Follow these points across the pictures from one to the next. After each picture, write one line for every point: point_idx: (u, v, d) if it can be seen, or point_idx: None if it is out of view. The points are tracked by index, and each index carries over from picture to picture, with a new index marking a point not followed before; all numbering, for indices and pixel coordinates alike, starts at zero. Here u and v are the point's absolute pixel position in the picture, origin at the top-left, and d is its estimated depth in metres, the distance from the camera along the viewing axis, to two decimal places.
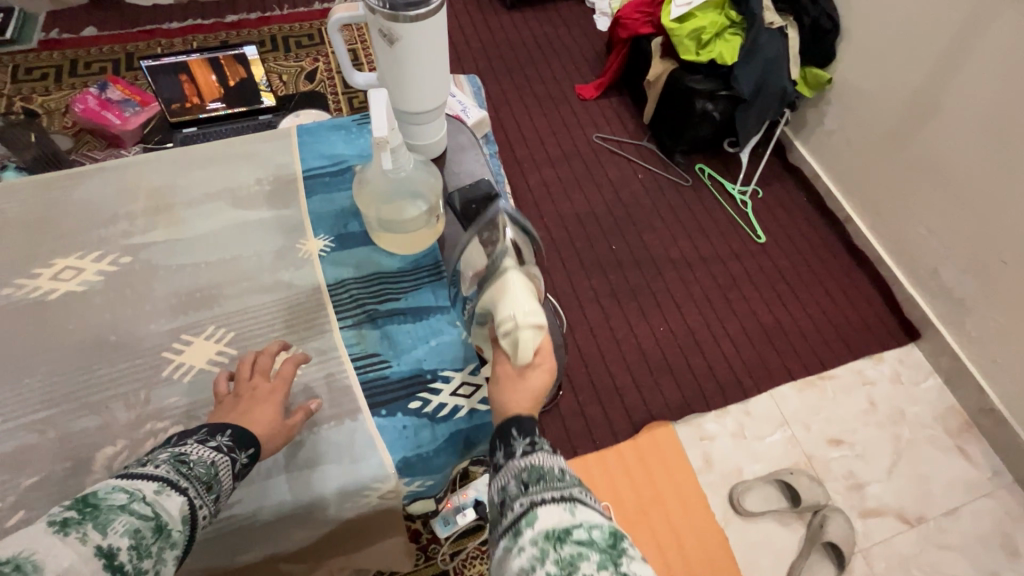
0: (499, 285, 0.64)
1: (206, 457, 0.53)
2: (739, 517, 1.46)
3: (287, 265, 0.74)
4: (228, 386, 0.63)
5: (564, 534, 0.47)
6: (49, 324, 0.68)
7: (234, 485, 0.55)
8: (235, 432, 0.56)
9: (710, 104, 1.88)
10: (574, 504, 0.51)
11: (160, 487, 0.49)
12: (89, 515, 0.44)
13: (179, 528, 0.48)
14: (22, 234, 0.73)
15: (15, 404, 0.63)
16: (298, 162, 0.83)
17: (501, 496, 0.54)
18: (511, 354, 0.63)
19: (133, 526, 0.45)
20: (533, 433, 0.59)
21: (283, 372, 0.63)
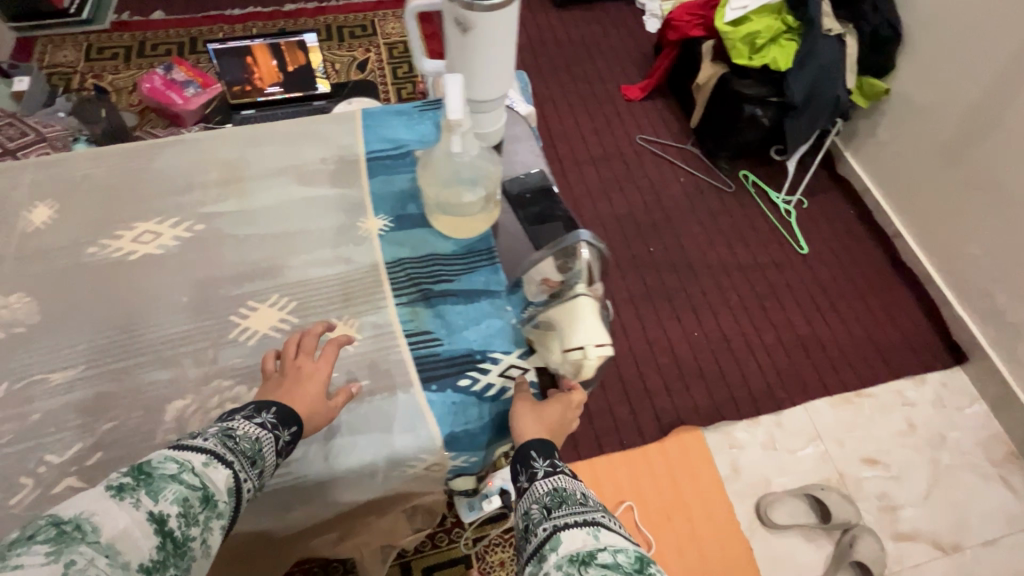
0: (571, 310, 0.65)
1: (251, 434, 0.54)
2: (766, 529, 1.44)
3: (348, 242, 0.77)
4: (274, 364, 0.65)
5: (589, 557, 0.46)
6: (128, 282, 0.72)
7: (275, 462, 0.56)
8: (278, 411, 0.58)
9: (759, 110, 1.85)
10: (599, 528, 0.50)
11: (209, 460, 0.49)
12: (142, 482, 0.45)
13: (225, 500, 0.49)
14: (106, 196, 0.78)
15: (93, 355, 0.67)
16: (361, 143, 0.86)
17: (525, 521, 0.55)
18: (574, 373, 0.66)
19: (182, 494, 0.45)
20: (555, 460, 0.62)
21: (329, 350, 0.65)
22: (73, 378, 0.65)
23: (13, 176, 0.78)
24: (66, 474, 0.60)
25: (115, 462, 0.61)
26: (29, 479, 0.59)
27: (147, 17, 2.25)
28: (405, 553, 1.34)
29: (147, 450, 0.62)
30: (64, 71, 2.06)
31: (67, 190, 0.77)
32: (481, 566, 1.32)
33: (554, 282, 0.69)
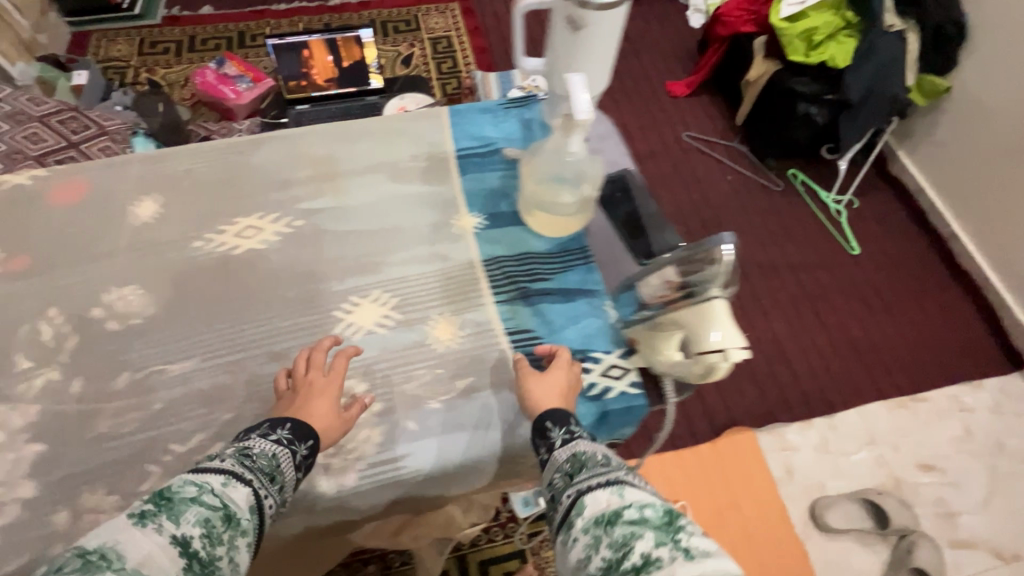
0: (705, 314, 0.62)
1: (268, 450, 0.54)
2: (821, 533, 1.43)
3: (444, 239, 0.78)
4: (286, 382, 0.64)
5: (614, 517, 0.48)
6: (234, 276, 0.74)
7: (296, 476, 0.56)
8: (293, 426, 0.57)
9: (813, 108, 1.82)
10: (622, 486, 0.51)
11: (227, 480, 0.50)
12: (163, 507, 0.45)
13: (248, 517, 0.49)
14: (208, 191, 0.80)
15: (205, 348, 0.68)
16: (449, 141, 0.86)
17: (549, 491, 0.56)
18: (700, 373, 0.64)
19: (203, 516, 0.46)
20: (570, 423, 0.60)
21: (340, 360, 0.64)
22: (188, 370, 0.67)
23: (117, 171, 0.80)
24: (189, 464, 0.62)
25: None
26: (156, 467, 0.61)
27: (196, 12, 2.28)
28: (461, 546, 1.36)
29: None
30: (118, 65, 2.10)
31: (170, 185, 0.79)
32: (537, 562, 1.34)
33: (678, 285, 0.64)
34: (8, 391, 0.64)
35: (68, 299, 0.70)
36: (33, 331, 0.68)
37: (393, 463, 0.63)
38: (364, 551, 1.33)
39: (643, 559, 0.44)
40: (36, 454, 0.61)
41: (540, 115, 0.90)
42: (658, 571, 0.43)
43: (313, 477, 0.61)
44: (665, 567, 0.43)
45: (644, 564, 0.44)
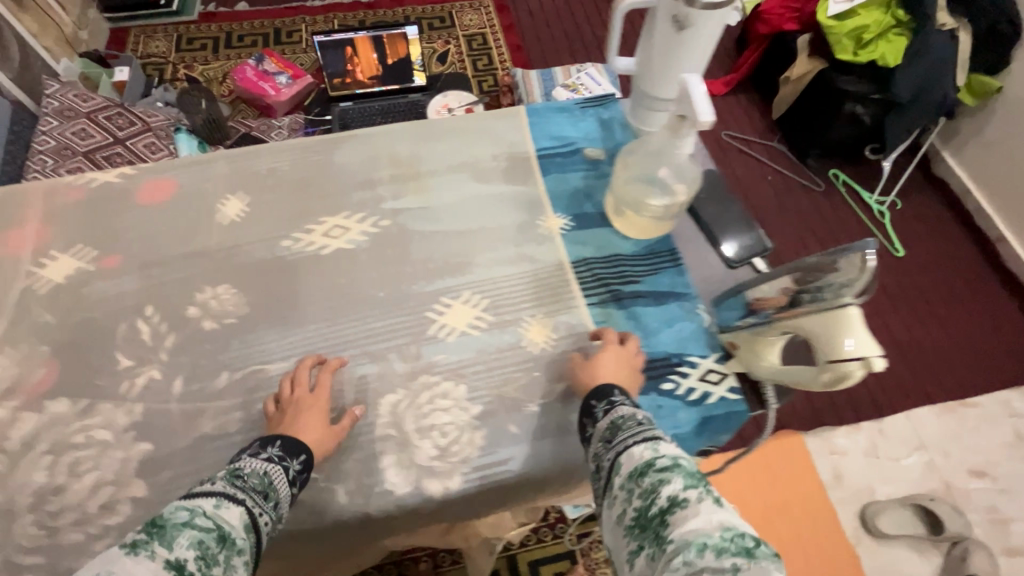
0: (831, 320, 0.53)
1: (258, 468, 0.54)
2: (872, 538, 1.41)
3: (531, 240, 0.77)
4: (275, 407, 0.62)
5: (645, 468, 0.51)
6: (325, 276, 0.73)
7: (290, 491, 0.55)
8: (284, 443, 0.57)
9: (860, 107, 1.80)
10: (656, 441, 0.53)
11: (219, 501, 0.48)
12: (156, 534, 0.43)
13: (244, 536, 0.47)
14: (292, 190, 0.79)
15: (299, 349, 0.68)
16: (530, 141, 0.86)
17: (594, 460, 0.57)
18: (825, 385, 0.55)
19: (197, 538, 0.44)
20: (610, 395, 0.60)
21: (326, 373, 0.64)
22: (286, 371, 0.67)
23: (205, 169, 0.80)
24: None
25: (340, 453, 0.62)
26: None
27: (232, 9, 2.28)
28: (511, 545, 1.36)
29: (367, 443, 0.63)
30: (157, 62, 2.10)
31: (256, 184, 0.79)
32: (586, 563, 1.33)
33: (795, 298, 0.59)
34: (111, 391, 0.64)
35: (164, 299, 0.70)
36: (132, 330, 0.68)
37: (496, 466, 0.63)
38: (414, 549, 1.33)
39: (669, 501, 0.47)
40: (142, 454, 0.61)
41: (619, 114, 0.88)
42: (685, 510, 0.46)
43: (419, 478, 0.62)
44: (692, 506, 0.46)
45: (671, 505, 0.47)
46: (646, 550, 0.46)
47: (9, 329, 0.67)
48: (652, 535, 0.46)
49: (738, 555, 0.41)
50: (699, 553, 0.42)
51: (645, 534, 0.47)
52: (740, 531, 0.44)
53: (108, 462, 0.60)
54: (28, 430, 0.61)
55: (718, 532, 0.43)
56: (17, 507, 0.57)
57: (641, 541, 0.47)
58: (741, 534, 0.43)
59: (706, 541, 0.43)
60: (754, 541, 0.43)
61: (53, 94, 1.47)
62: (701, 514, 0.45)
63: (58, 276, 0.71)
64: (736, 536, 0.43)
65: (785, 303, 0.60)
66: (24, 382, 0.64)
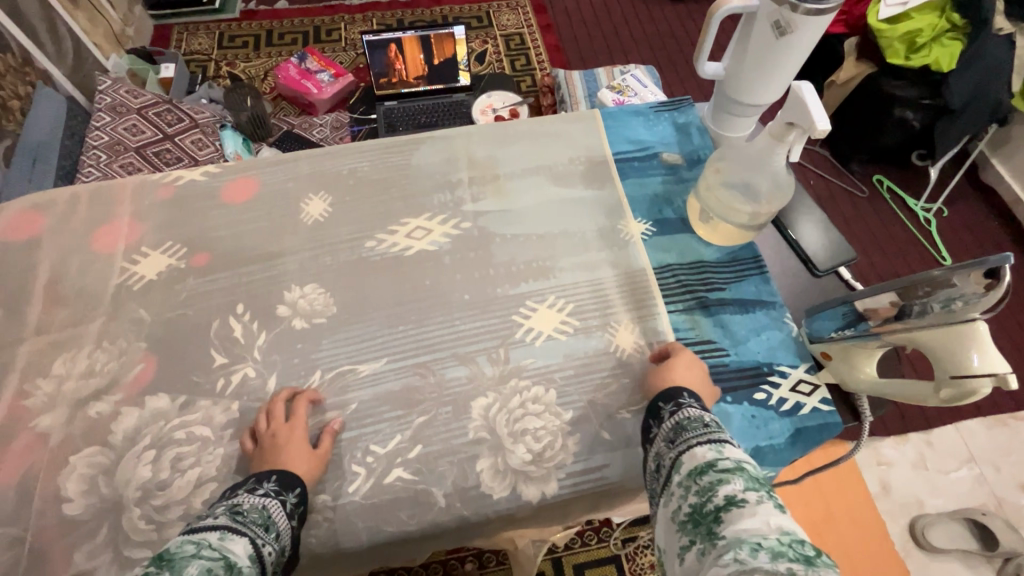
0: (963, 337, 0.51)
1: (257, 503, 0.51)
2: (922, 551, 1.39)
3: (612, 245, 0.76)
4: (252, 443, 0.61)
5: (706, 467, 0.49)
6: (409, 277, 0.73)
7: (288, 525, 0.53)
8: (279, 477, 0.55)
9: (910, 112, 1.77)
10: (721, 443, 0.52)
11: (223, 533, 0.46)
12: (166, 566, 0.41)
13: (250, 566, 0.45)
14: (375, 191, 0.80)
15: (387, 350, 0.68)
16: (607, 144, 0.85)
17: (655, 461, 0.56)
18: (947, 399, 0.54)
19: (206, 567, 0.42)
20: (679, 397, 0.60)
21: (298, 412, 0.62)
22: (379, 371, 0.67)
23: (287, 169, 0.81)
24: (389, 466, 0.62)
25: (436, 456, 0.62)
26: (360, 468, 0.61)
27: (272, 7, 2.30)
28: (555, 548, 1.36)
29: (461, 445, 0.63)
30: (199, 58, 2.12)
31: (337, 184, 0.80)
32: (631, 568, 1.33)
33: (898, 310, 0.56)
34: (208, 388, 0.65)
35: (254, 298, 0.71)
36: (225, 327, 0.68)
37: (590, 472, 0.63)
38: (459, 549, 1.33)
39: (726, 499, 0.45)
40: (241, 451, 0.61)
41: (695, 119, 0.87)
42: (741, 509, 0.44)
43: (516, 482, 0.62)
44: (749, 507, 0.44)
45: (727, 504, 0.45)
46: (697, 545, 0.44)
47: (106, 324, 0.68)
48: (704, 530, 0.44)
49: (795, 561, 0.38)
50: (752, 553, 0.39)
51: (696, 529, 0.45)
52: (801, 539, 0.41)
53: (208, 459, 0.61)
54: (130, 426, 0.62)
55: (775, 535, 0.41)
56: (124, 501, 0.58)
57: (693, 537, 0.45)
58: (802, 542, 0.40)
59: (759, 542, 0.40)
60: (817, 553, 0.40)
61: (105, 90, 1.45)
62: (758, 515, 0.43)
63: (150, 272, 0.72)
64: (794, 542, 0.40)
65: (891, 315, 0.57)
66: (123, 378, 0.65)
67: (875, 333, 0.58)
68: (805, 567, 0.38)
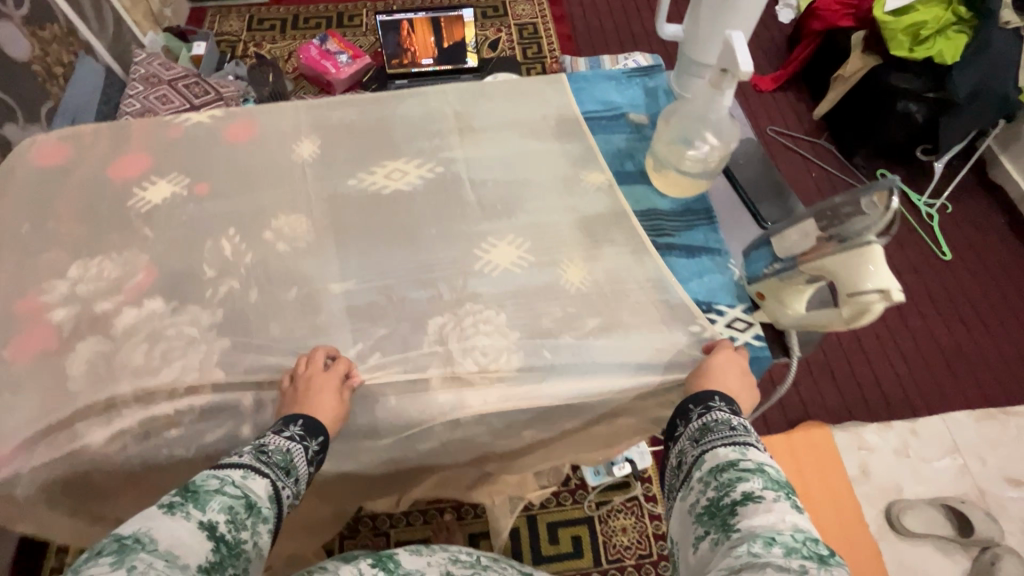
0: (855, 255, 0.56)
1: (282, 446, 0.59)
2: (896, 535, 1.40)
3: (575, 193, 0.82)
4: (289, 382, 0.67)
5: (728, 465, 0.56)
6: (386, 212, 0.81)
7: (308, 470, 0.60)
8: (306, 423, 0.62)
9: (913, 106, 1.76)
10: (745, 447, 0.58)
11: (246, 472, 0.53)
12: (190, 498, 0.48)
13: (267, 504, 0.53)
14: (361, 136, 0.88)
15: (357, 273, 0.76)
16: (575, 104, 0.91)
17: (678, 457, 0.62)
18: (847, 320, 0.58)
19: (226, 504, 0.49)
20: (709, 400, 0.64)
21: (336, 368, 0.67)
22: (350, 289, 0.74)
23: (281, 116, 0.89)
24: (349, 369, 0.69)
25: (390, 363, 0.69)
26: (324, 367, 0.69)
27: None
28: (531, 506, 1.41)
29: (416, 355, 0.70)
30: (230, 39, 2.26)
31: (327, 130, 0.88)
32: (603, 530, 1.38)
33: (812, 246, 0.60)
34: (199, 295, 0.73)
35: (245, 223, 0.79)
36: (217, 247, 0.77)
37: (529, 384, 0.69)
38: (439, 501, 1.41)
39: (744, 496, 0.52)
40: (222, 348, 0.70)
41: (664, 83, 0.92)
42: (759, 506, 0.51)
43: (461, 390, 0.68)
44: (766, 504, 0.51)
45: (745, 499, 0.52)
46: (712, 535, 0.52)
47: (116, 239, 0.77)
48: (720, 522, 0.52)
49: (808, 557, 0.46)
50: (766, 547, 0.47)
51: (712, 521, 0.52)
52: (813, 537, 0.48)
53: (194, 352, 0.69)
54: (129, 322, 0.71)
55: (790, 532, 0.48)
56: (118, 383, 0.67)
57: (708, 527, 0.53)
58: (815, 541, 0.48)
59: (774, 536, 0.48)
60: (827, 551, 0.47)
61: (139, 62, 1.58)
62: (775, 512, 0.50)
63: (156, 198, 0.81)
64: (809, 540, 0.47)
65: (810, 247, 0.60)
66: (126, 283, 0.74)
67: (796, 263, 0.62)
68: (817, 563, 0.45)
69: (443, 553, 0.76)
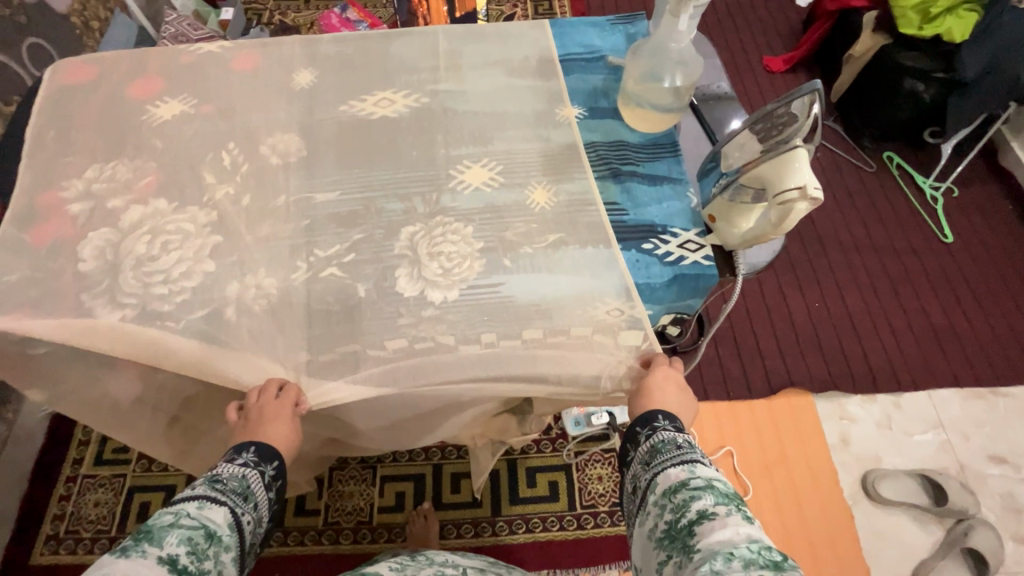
0: (786, 161, 0.66)
1: (238, 472, 0.63)
2: (869, 501, 1.42)
3: (548, 125, 0.88)
4: (239, 414, 0.70)
5: (680, 487, 0.60)
6: (372, 135, 0.87)
7: (265, 494, 0.65)
8: (258, 449, 0.66)
9: (921, 85, 1.75)
10: (693, 464, 0.62)
11: (201, 503, 0.57)
12: (144, 538, 0.51)
13: (227, 532, 0.57)
14: (356, 69, 0.95)
15: (340, 186, 0.82)
16: (556, 48, 0.96)
17: (634, 482, 0.66)
18: (778, 224, 0.68)
19: (185, 537, 0.53)
20: (654, 420, 0.67)
21: (288, 395, 0.69)
22: (334, 199, 0.81)
23: (282, 49, 0.96)
24: (327, 267, 0.76)
25: (364, 262, 0.76)
26: (304, 264, 0.76)
27: None
28: (513, 451, 1.47)
29: (387, 257, 0.76)
30: (256, 7, 2.36)
31: (324, 63, 0.95)
32: (580, 477, 1.44)
33: (753, 157, 0.70)
34: (198, 197, 0.81)
35: (243, 138, 0.87)
36: (217, 158, 0.85)
37: (489, 288, 0.74)
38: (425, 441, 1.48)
39: (699, 515, 0.56)
40: (215, 243, 0.77)
41: (643, 30, 0.98)
42: (714, 522, 0.55)
43: (424, 287, 0.75)
44: (720, 519, 0.55)
45: (700, 518, 0.56)
46: (674, 559, 0.55)
47: (127, 148, 0.86)
48: (680, 544, 0.56)
49: (764, 567, 0.50)
50: (727, 563, 0.50)
51: (674, 545, 0.56)
52: (767, 545, 0.52)
53: (189, 245, 0.77)
54: (135, 216, 0.79)
55: (745, 543, 0.52)
56: (121, 267, 0.75)
57: (670, 551, 0.56)
58: (769, 549, 0.52)
59: (732, 551, 0.51)
60: (781, 556, 0.51)
61: (169, 21, 1.62)
62: (729, 526, 0.54)
63: (166, 115, 0.89)
64: (764, 550, 0.51)
65: (751, 159, 0.70)
66: (135, 184, 0.82)
67: (740, 172, 0.70)
68: (773, 572, 0.49)
69: (430, 568, 0.86)
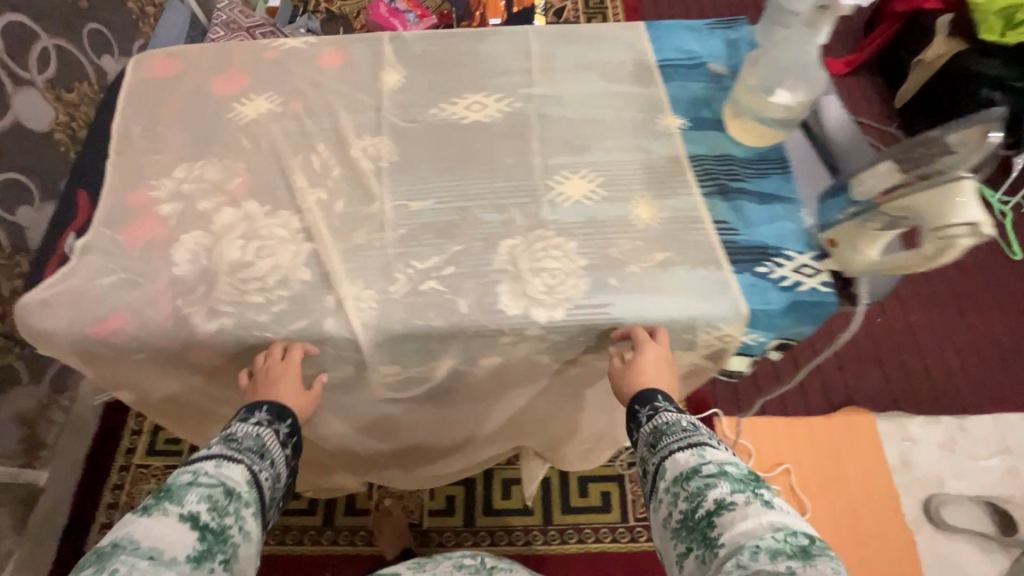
0: (946, 193, 0.61)
1: (250, 432, 0.65)
2: (932, 526, 1.38)
3: (649, 135, 0.84)
4: (249, 379, 0.73)
5: (691, 474, 0.58)
6: (464, 139, 0.84)
7: (282, 451, 0.67)
8: (270, 408, 0.68)
9: (998, 94, 1.67)
10: (702, 448, 0.61)
11: (218, 462, 0.59)
12: (164, 496, 0.53)
13: (246, 488, 0.59)
14: (444, 69, 0.91)
15: (432, 193, 0.79)
16: (654, 52, 0.92)
17: (643, 465, 0.65)
18: (930, 257, 0.65)
19: (204, 494, 0.54)
20: (654, 401, 0.68)
21: (291, 356, 0.70)
22: (427, 206, 0.78)
23: (367, 47, 0.93)
24: (426, 280, 0.73)
25: (462, 274, 0.73)
26: (402, 275, 0.73)
27: None
28: None
29: (486, 270, 0.73)
30: None
31: (411, 62, 0.92)
32: (632, 489, 1.41)
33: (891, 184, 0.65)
34: (289, 200, 0.79)
35: (332, 140, 0.84)
36: (307, 160, 0.82)
37: (595, 309, 0.71)
38: None
39: (716, 504, 0.54)
40: (309, 250, 0.75)
41: (746, 37, 0.94)
42: (733, 513, 0.53)
43: (528, 305, 0.71)
44: (740, 509, 0.53)
45: (717, 508, 0.54)
46: (696, 551, 0.53)
47: (214, 146, 0.83)
48: (700, 536, 0.54)
49: (792, 557, 0.47)
50: (753, 556, 0.48)
51: (693, 536, 0.54)
52: (793, 531, 0.50)
53: (283, 252, 0.74)
54: (227, 219, 0.77)
55: (770, 533, 0.50)
56: (215, 272, 0.73)
57: (690, 542, 0.54)
58: (796, 535, 0.49)
59: (758, 543, 0.49)
60: (808, 541, 0.49)
61: (221, 8, 1.57)
62: (751, 516, 0.52)
63: (251, 113, 0.86)
64: (790, 538, 0.49)
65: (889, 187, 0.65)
66: (226, 185, 0.80)
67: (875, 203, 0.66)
68: (802, 561, 0.47)
69: (449, 561, 0.82)
